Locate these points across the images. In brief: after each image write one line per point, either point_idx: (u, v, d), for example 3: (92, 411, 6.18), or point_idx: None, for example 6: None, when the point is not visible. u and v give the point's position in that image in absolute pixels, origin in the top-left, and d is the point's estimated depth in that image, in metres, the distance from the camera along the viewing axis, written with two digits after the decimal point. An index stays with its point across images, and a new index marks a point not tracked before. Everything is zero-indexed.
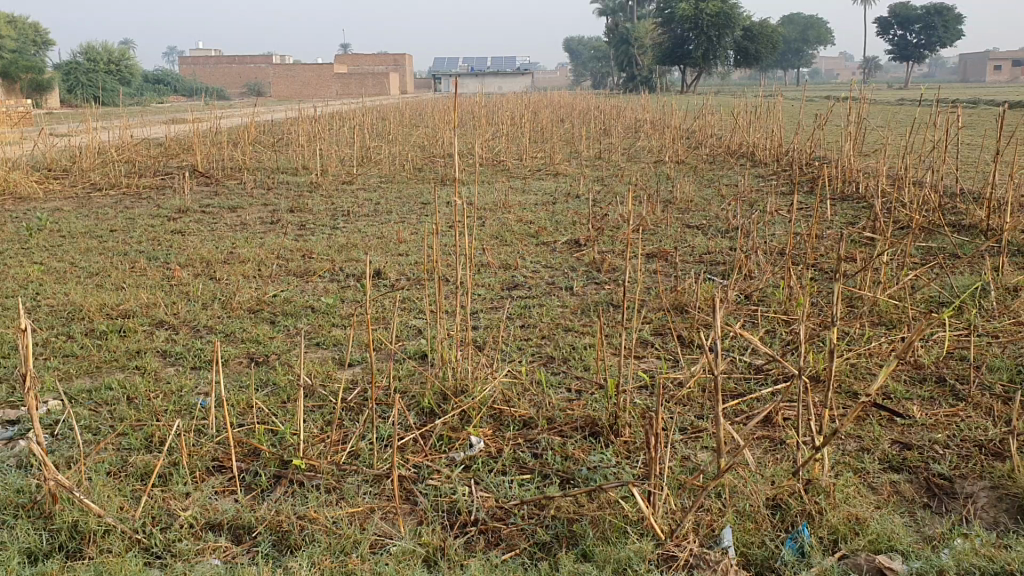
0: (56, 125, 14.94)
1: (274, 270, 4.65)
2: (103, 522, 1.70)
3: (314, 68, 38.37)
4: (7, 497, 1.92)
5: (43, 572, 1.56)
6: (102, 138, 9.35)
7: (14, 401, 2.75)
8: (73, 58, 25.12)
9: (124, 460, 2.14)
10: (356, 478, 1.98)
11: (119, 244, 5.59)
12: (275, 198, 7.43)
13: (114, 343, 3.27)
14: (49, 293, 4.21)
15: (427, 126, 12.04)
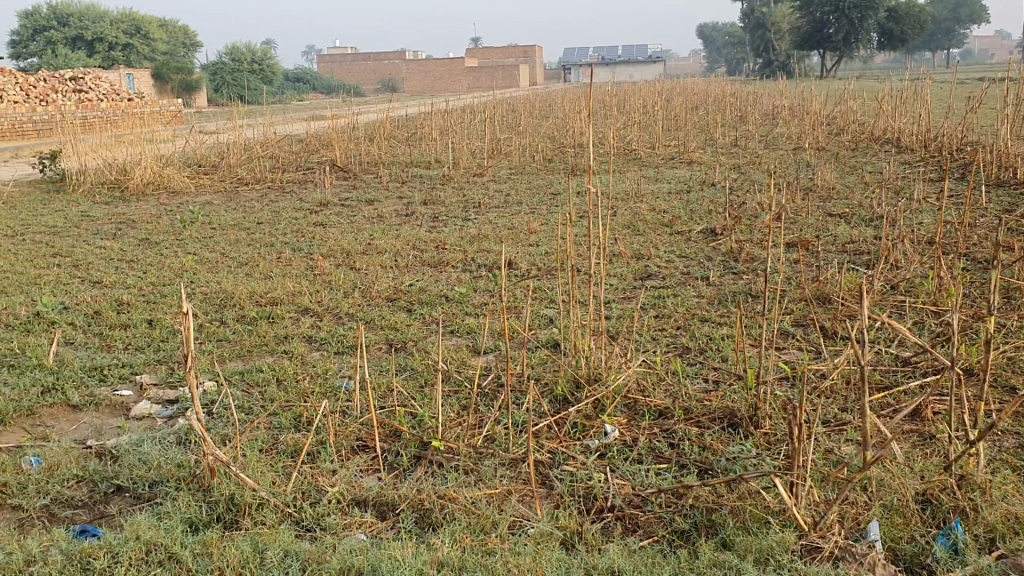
0: (205, 124, 15.78)
1: (411, 261, 4.77)
2: (256, 495, 1.79)
3: (446, 62, 39.02)
4: (170, 471, 2.09)
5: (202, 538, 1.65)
6: (249, 135, 9.80)
7: (173, 380, 2.94)
8: (219, 59, 26.44)
9: (275, 439, 2.25)
10: (492, 461, 2.01)
11: (266, 236, 5.85)
12: (410, 190, 7.62)
13: (264, 328, 3.44)
14: (203, 282, 4.46)
15: (559, 115, 12.09)
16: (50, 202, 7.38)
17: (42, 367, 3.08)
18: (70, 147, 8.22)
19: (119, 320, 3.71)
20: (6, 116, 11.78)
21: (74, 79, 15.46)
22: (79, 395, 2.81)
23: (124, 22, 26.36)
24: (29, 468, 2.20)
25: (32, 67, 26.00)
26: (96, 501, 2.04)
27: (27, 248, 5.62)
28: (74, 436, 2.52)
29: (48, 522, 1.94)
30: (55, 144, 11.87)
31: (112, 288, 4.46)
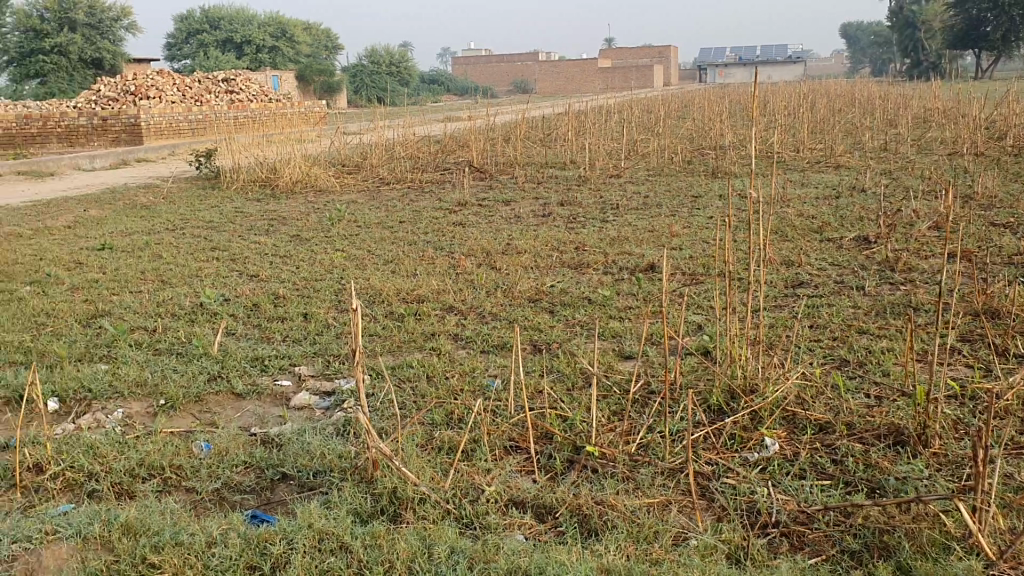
0: (347, 124, 16.29)
1: (551, 261, 4.78)
2: (418, 490, 1.83)
3: (580, 64, 39.03)
4: (332, 462, 2.16)
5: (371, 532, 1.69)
6: (391, 135, 10.06)
7: (329, 373, 3.05)
8: (359, 61, 27.26)
9: (430, 435, 2.29)
10: (649, 468, 1.99)
11: (408, 234, 5.99)
12: (546, 191, 7.64)
13: (412, 325, 3.52)
14: (351, 278, 4.60)
15: (697, 116, 11.90)
16: (207, 199, 7.76)
17: (208, 356, 3.24)
18: (225, 146, 8.62)
19: (276, 313, 3.86)
20: (165, 116, 12.45)
21: (226, 81, 16.21)
22: (242, 383, 2.95)
23: (271, 26, 27.52)
24: (201, 452, 2.31)
25: (188, 69, 27.50)
26: (263, 487, 2.13)
27: (187, 242, 5.92)
28: (239, 423, 2.64)
29: (220, 505, 2.04)
30: (210, 143, 12.48)
31: (267, 282, 4.66)
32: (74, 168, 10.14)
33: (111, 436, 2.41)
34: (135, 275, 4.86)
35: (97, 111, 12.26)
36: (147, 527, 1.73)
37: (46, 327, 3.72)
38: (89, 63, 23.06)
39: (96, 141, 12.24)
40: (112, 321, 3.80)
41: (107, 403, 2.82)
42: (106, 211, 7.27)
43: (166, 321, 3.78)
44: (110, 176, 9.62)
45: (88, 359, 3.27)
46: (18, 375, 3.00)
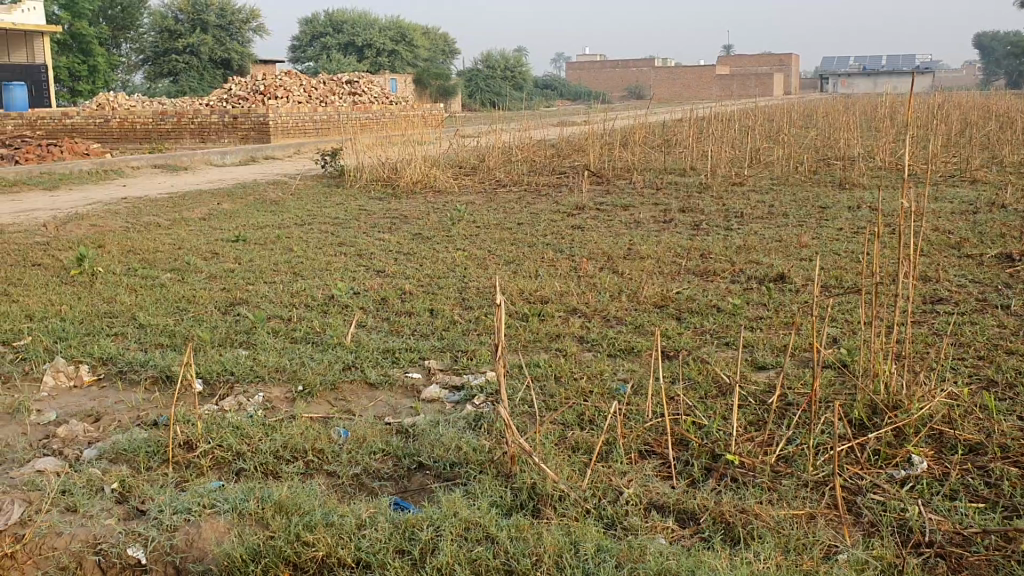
0: (464, 126, 16.48)
1: (675, 268, 4.73)
2: (557, 487, 1.91)
3: (698, 70, 38.47)
4: (469, 455, 2.20)
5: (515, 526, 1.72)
6: (510, 138, 10.12)
7: (457, 368, 3.09)
8: (475, 66, 27.55)
9: (564, 434, 2.30)
10: (791, 480, 1.96)
11: (528, 236, 6.03)
12: (666, 197, 7.56)
13: (537, 325, 3.54)
14: (474, 276, 4.65)
15: (823, 125, 11.57)
16: (331, 196, 7.99)
17: (341, 346, 3.33)
18: (350, 145, 8.84)
19: (404, 308, 3.94)
20: (292, 115, 12.85)
21: (350, 82, 16.58)
22: (375, 373, 3.02)
23: (392, 29, 28.09)
24: (340, 438, 2.38)
25: (312, 72, 28.36)
26: (400, 475, 2.18)
27: (315, 236, 6.09)
28: (373, 412, 2.70)
29: (360, 491, 2.11)
30: (333, 142, 12.81)
31: (393, 278, 4.76)
32: (206, 163, 10.56)
33: (254, 417, 2.50)
34: (268, 266, 5.04)
35: (228, 109, 12.72)
36: (297, 506, 1.88)
37: (188, 312, 3.89)
38: (219, 64, 23.98)
39: (226, 138, 12.70)
40: (249, 309, 3.94)
41: (249, 387, 2.93)
42: (237, 205, 7.55)
43: (300, 311, 3.91)
44: (239, 172, 9.98)
45: (229, 343, 3.41)
46: (165, 357, 3.14)
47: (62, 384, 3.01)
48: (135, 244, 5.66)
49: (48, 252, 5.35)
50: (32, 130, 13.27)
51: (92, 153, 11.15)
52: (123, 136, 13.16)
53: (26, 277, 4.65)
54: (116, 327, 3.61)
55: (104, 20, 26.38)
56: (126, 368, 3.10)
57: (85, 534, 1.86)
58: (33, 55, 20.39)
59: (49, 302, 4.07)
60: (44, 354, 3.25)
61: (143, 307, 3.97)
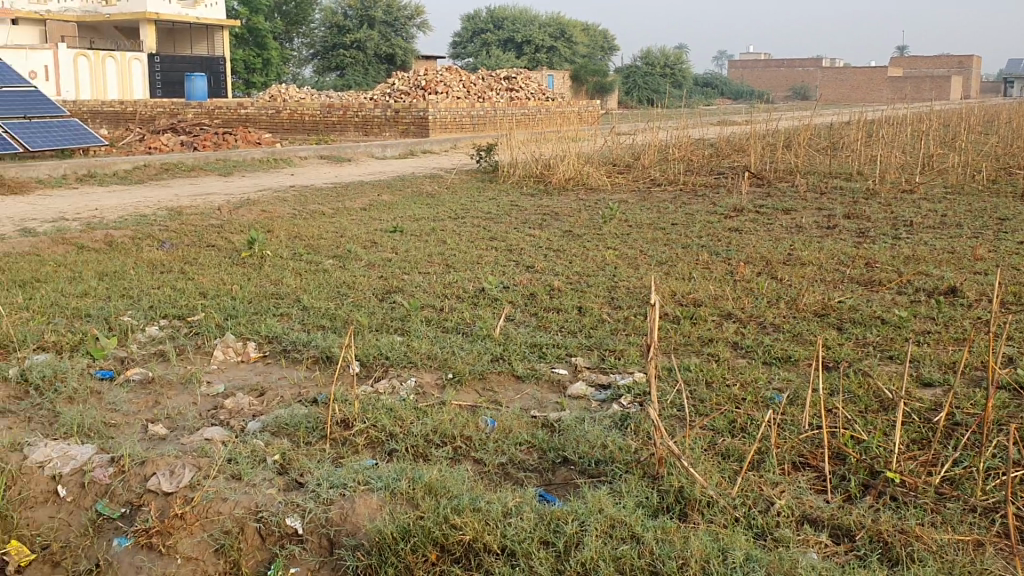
0: (620, 124, 16.39)
1: (837, 276, 4.55)
2: (706, 493, 1.89)
3: (868, 70, 36.83)
4: (615, 454, 2.19)
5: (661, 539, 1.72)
6: (667, 137, 9.98)
7: (605, 367, 3.08)
8: (634, 63, 27.32)
9: (714, 440, 2.26)
10: (957, 505, 1.86)
11: (682, 237, 5.94)
12: (829, 202, 7.29)
13: (690, 328, 3.48)
14: (626, 276, 4.62)
15: (1006, 131, 10.86)
16: (485, 191, 8.11)
17: (490, 338, 3.37)
18: (505, 141, 8.96)
19: (554, 304, 3.96)
20: (451, 110, 13.11)
21: (508, 78, 16.73)
22: (523, 366, 3.05)
23: (552, 26, 28.30)
24: (487, 427, 2.40)
25: (472, 68, 28.86)
26: (545, 468, 2.20)
27: (469, 230, 6.21)
28: (520, 405, 2.73)
29: (507, 480, 2.14)
30: (489, 138, 12.99)
31: (543, 274, 4.79)
32: (368, 156, 10.92)
33: (406, 401, 2.57)
34: (423, 257, 5.16)
35: (391, 103, 13.10)
36: (446, 489, 1.93)
37: (347, 297, 4.04)
38: (384, 59, 24.75)
39: (388, 132, 13.07)
40: (405, 298, 4.05)
41: (402, 372, 3.02)
42: (395, 197, 7.76)
43: (452, 302, 3.99)
44: (398, 165, 10.26)
45: (384, 329, 3.51)
46: (325, 338, 3.27)
47: (231, 358, 3.18)
48: (300, 231, 5.91)
49: (222, 234, 5.67)
50: (211, 119, 14.05)
51: (263, 143, 11.71)
52: (292, 127, 13.72)
53: (201, 257, 4.94)
54: (281, 308, 3.78)
55: (279, 15, 27.72)
56: (288, 347, 3.24)
57: (248, 501, 1.96)
58: (213, 48, 21.70)
59: (221, 281, 4.30)
60: (215, 330, 3.44)
61: (306, 290, 4.15)
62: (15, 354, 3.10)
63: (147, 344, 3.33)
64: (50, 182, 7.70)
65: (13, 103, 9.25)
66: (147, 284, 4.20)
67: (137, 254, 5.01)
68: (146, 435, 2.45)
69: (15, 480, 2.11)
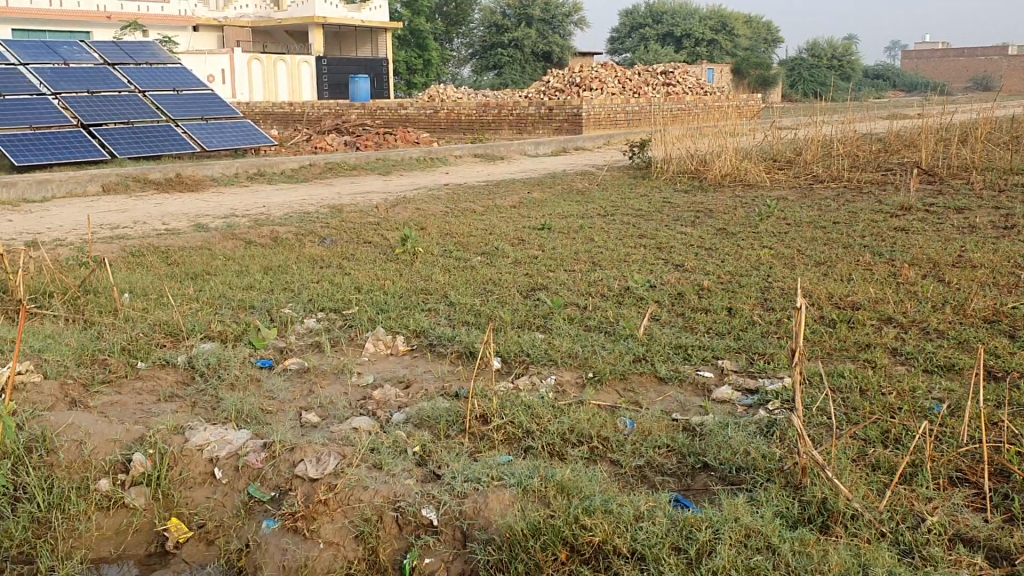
0: (782, 118, 15.87)
1: (1013, 280, 4.25)
2: (850, 506, 1.82)
3: None
4: (756, 461, 2.13)
5: (796, 554, 1.67)
6: (831, 131, 9.59)
7: (752, 371, 2.99)
8: (800, 55, 26.40)
9: (864, 450, 2.16)
10: None
11: (843, 236, 5.70)
12: (1008, 201, 6.82)
13: (845, 333, 3.34)
14: (781, 277, 4.48)
15: None
16: (637, 188, 8.04)
17: (634, 338, 3.34)
18: (659, 137, 8.84)
19: (703, 304, 3.88)
20: (605, 107, 13.06)
21: (665, 73, 16.49)
22: (667, 368, 3.00)
23: (712, 19, 27.78)
24: (626, 429, 2.38)
25: (629, 64, 28.63)
26: (684, 473, 2.17)
27: (619, 227, 6.17)
28: (661, 407, 2.69)
29: (644, 484, 2.12)
30: (644, 134, 12.86)
31: (694, 273, 4.70)
32: (523, 154, 11.02)
33: (546, 399, 2.58)
34: (572, 255, 5.17)
35: (546, 101, 13.17)
36: (579, 489, 1.93)
37: (494, 294, 4.09)
38: (541, 56, 24.92)
39: (543, 130, 13.15)
40: (551, 295, 4.07)
41: (544, 370, 3.03)
42: (547, 194, 7.81)
43: (597, 300, 3.97)
44: (551, 162, 10.31)
45: (528, 326, 3.54)
46: (470, 334, 3.32)
47: (380, 351, 3.28)
48: (452, 228, 6.03)
49: (379, 230, 5.86)
50: (373, 119, 14.53)
51: (422, 141, 12.01)
52: (449, 126, 14.00)
53: (358, 253, 5.11)
54: (430, 303, 3.87)
55: (439, 16, 28.40)
56: (435, 342, 3.31)
57: (387, 490, 2.02)
58: (376, 50, 22.47)
59: (375, 276, 4.45)
60: (367, 323, 3.56)
61: (454, 286, 4.24)
62: (185, 342, 3.31)
63: (303, 335, 3.48)
64: (223, 181, 8.17)
65: (191, 107, 9.80)
66: (307, 279, 4.39)
67: (300, 249, 5.24)
68: (298, 423, 2.56)
69: (177, 461, 2.26)
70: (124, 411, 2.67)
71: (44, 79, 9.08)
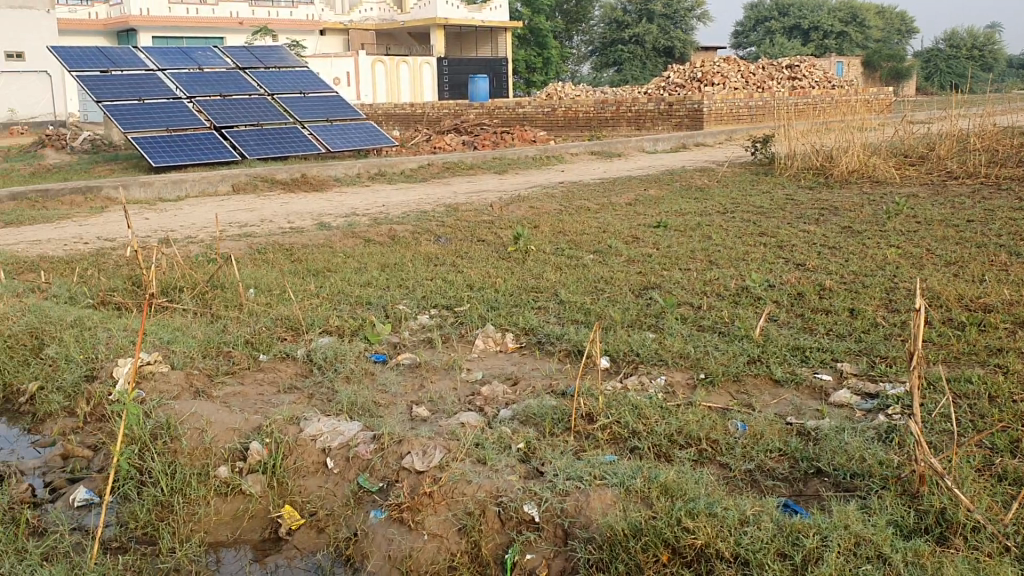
0: (917, 111, 15.21)
1: None
2: (971, 517, 1.74)
3: None
4: (873, 468, 2.06)
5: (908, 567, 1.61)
6: (968, 124, 9.14)
7: (873, 374, 2.88)
8: (936, 45, 25.27)
9: (990, 459, 2.05)
10: None
11: (977, 235, 5.43)
12: None
13: (975, 336, 3.18)
14: (907, 277, 4.30)
15: None
16: (758, 184, 7.86)
17: (749, 339, 3.26)
18: (783, 132, 8.59)
19: (822, 305, 3.77)
20: (727, 102, 12.82)
21: (791, 66, 16.02)
22: (782, 370, 2.93)
23: (842, 10, 26.89)
24: (737, 432, 2.33)
25: (753, 58, 28.01)
26: (796, 478, 2.12)
27: (737, 225, 6.05)
28: (775, 410, 2.62)
29: (752, 488, 2.08)
30: (767, 130, 12.56)
31: (814, 273, 4.56)
32: (641, 151, 10.93)
33: (654, 399, 2.55)
34: (687, 253, 5.10)
35: (665, 97, 13.01)
36: (683, 491, 1.91)
37: (606, 292, 4.07)
38: (662, 52, 24.62)
39: (662, 126, 13.00)
40: (663, 294, 4.02)
41: (654, 369, 3.00)
42: (664, 191, 7.73)
43: (711, 300, 3.90)
44: (670, 159, 10.18)
45: (639, 325, 3.51)
46: (579, 332, 3.32)
47: (490, 347, 3.31)
48: (566, 226, 6.03)
49: (494, 228, 5.93)
50: (491, 118, 14.67)
51: (539, 140, 12.05)
52: (567, 123, 13.99)
53: (472, 251, 5.17)
54: (541, 301, 3.89)
55: (560, 15, 28.41)
56: (544, 340, 3.32)
57: (490, 485, 2.04)
58: (496, 49, 22.67)
59: (487, 274, 4.49)
60: (477, 320, 3.60)
61: (566, 284, 4.24)
62: (304, 336, 3.42)
63: (416, 331, 3.54)
64: (345, 181, 8.40)
65: (317, 108, 10.09)
66: (421, 276, 4.47)
67: (416, 247, 5.34)
68: (409, 416, 2.61)
69: (291, 451, 2.34)
70: (245, 401, 2.78)
71: (180, 83, 9.54)
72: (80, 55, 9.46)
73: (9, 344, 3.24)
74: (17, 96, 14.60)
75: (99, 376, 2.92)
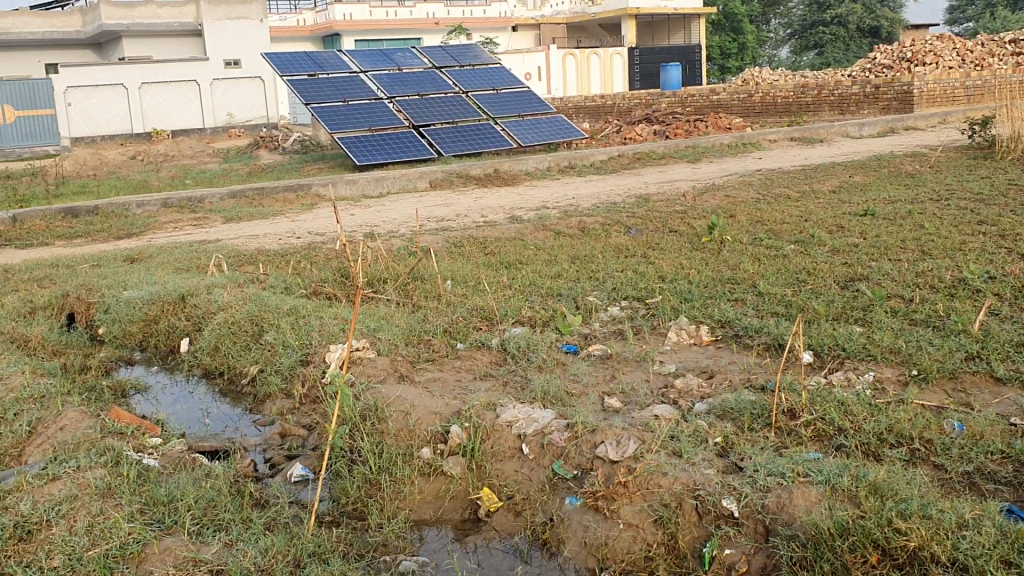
0: None
1: None
2: None
3: None
4: None
5: None
6: None
7: None
8: None
9: None
10: None
11: None
12: None
13: None
14: None
15: None
16: (976, 169, 7.32)
17: (967, 334, 3.04)
18: (1005, 112, 7.94)
19: None
20: (940, 82, 11.99)
21: (1015, 40, 14.75)
22: (1004, 367, 2.71)
23: None
24: (953, 432, 2.19)
25: (971, 33, 26.04)
26: (1020, 483, 1.97)
27: (953, 213, 5.65)
28: (997, 411, 2.44)
29: (970, 491, 1.96)
30: (987, 110, 11.64)
31: None
32: (844, 135, 10.41)
33: (861, 395, 2.44)
34: (896, 243, 4.82)
35: (871, 79, 12.33)
36: (894, 491, 1.82)
37: (807, 284, 3.92)
38: (868, 32, 23.31)
39: (868, 109, 12.32)
40: (870, 287, 3.82)
41: (860, 364, 2.86)
42: (870, 178, 7.34)
43: (924, 293, 3.67)
44: (877, 144, 9.64)
45: (844, 319, 3.35)
46: (779, 326, 3.21)
47: (684, 340, 3.26)
48: (763, 215, 5.85)
49: (687, 218, 5.84)
50: (684, 107, 14.42)
51: (735, 126, 11.73)
52: (765, 109, 13.52)
53: (664, 242, 5.11)
54: (738, 293, 3.79)
55: None
56: (741, 333, 3.24)
57: (687, 478, 2.02)
58: (689, 36, 22.23)
59: (680, 265, 4.43)
60: (670, 312, 3.56)
61: (764, 275, 4.11)
62: (498, 326, 3.50)
63: (608, 323, 3.54)
64: (537, 175, 8.50)
65: (510, 104, 10.26)
66: (613, 267, 4.47)
67: (607, 239, 5.34)
68: (602, 407, 2.62)
69: (489, 436, 2.40)
70: (444, 386, 2.88)
71: (381, 84, 9.97)
72: (292, 60, 10.07)
73: (233, 330, 3.50)
74: (236, 102, 15.68)
75: (313, 360, 3.12)
